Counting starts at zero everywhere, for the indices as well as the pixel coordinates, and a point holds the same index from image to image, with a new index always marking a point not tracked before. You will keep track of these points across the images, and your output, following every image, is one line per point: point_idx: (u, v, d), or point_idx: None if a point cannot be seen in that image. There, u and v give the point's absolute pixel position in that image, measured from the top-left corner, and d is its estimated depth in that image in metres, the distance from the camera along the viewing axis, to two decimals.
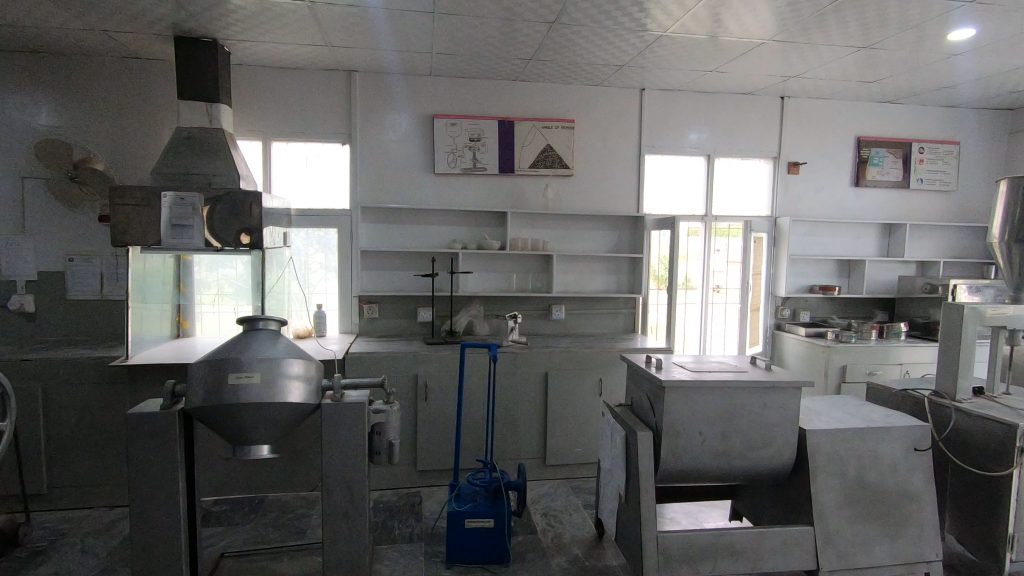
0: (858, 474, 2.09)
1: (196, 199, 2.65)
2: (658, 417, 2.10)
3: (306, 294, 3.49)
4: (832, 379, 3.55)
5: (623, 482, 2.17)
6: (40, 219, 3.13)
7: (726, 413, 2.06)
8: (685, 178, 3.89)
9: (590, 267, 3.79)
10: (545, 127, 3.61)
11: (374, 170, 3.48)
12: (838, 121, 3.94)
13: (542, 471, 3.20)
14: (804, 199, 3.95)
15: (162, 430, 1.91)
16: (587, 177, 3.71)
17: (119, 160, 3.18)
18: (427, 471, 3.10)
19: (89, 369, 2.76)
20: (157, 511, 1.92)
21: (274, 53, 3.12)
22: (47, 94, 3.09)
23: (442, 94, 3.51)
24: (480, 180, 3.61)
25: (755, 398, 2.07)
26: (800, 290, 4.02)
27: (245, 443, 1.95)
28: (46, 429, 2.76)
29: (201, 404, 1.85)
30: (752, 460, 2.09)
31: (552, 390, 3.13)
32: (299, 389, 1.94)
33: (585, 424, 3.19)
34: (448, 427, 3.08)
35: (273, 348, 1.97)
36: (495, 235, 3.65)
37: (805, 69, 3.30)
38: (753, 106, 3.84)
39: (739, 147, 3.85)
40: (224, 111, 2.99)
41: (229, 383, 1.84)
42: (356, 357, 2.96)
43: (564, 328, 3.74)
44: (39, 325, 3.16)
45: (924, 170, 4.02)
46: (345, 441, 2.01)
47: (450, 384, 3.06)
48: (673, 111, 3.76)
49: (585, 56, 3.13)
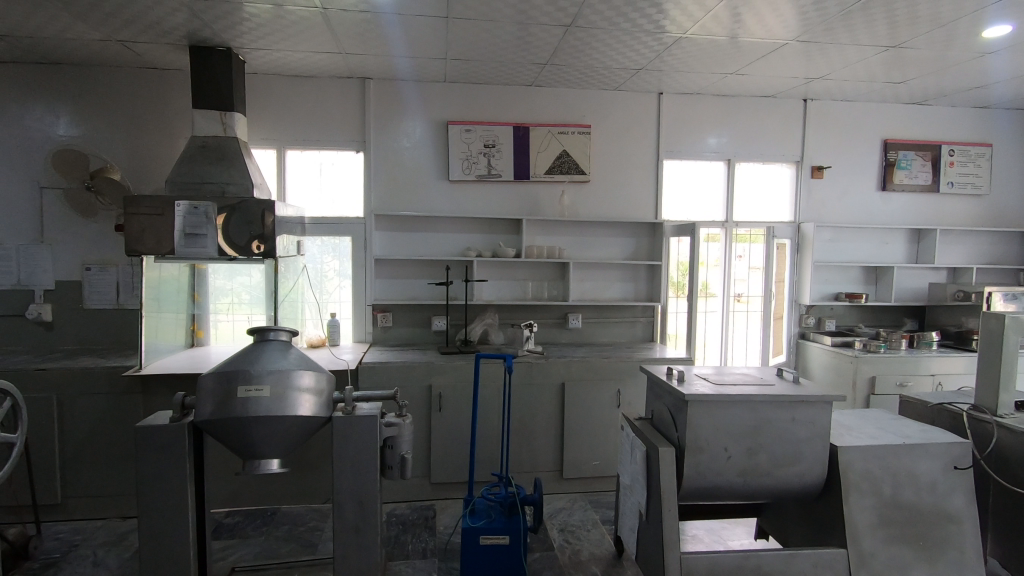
0: (893, 493, 1.98)
1: (210, 207, 2.66)
2: (680, 432, 2.01)
3: (321, 302, 3.46)
4: (860, 391, 3.41)
5: (644, 500, 2.08)
6: (59, 229, 3.15)
7: (751, 428, 1.97)
8: (704, 184, 3.81)
9: (607, 274, 3.71)
10: (561, 132, 3.55)
11: (388, 177, 3.45)
12: (864, 123, 3.82)
13: (559, 484, 3.12)
14: (829, 203, 3.83)
15: (172, 443, 1.87)
16: (604, 183, 3.64)
17: (135, 169, 3.19)
18: (442, 484, 3.03)
19: (104, 379, 2.76)
20: (167, 527, 1.88)
21: (288, 61, 3.11)
22: (66, 105, 3.12)
23: (456, 100, 3.48)
24: (495, 187, 3.55)
25: (782, 412, 1.98)
26: (825, 299, 3.88)
27: (254, 457, 1.90)
28: (61, 439, 2.75)
29: (210, 418, 1.81)
30: (780, 478, 1.99)
31: (569, 401, 3.05)
32: (310, 403, 1.89)
33: (603, 436, 3.10)
34: (462, 439, 3.01)
35: (284, 359, 1.93)
36: (510, 243, 3.59)
37: (829, 71, 3.20)
38: (775, 110, 3.75)
39: (760, 151, 3.75)
40: (238, 120, 2.97)
41: (239, 396, 1.80)
42: (369, 367, 2.91)
43: (580, 337, 3.66)
44: (57, 334, 3.17)
45: (955, 174, 3.88)
46: (356, 455, 1.95)
47: (465, 395, 3.00)
48: (691, 115, 3.68)
49: (602, 60, 3.07)
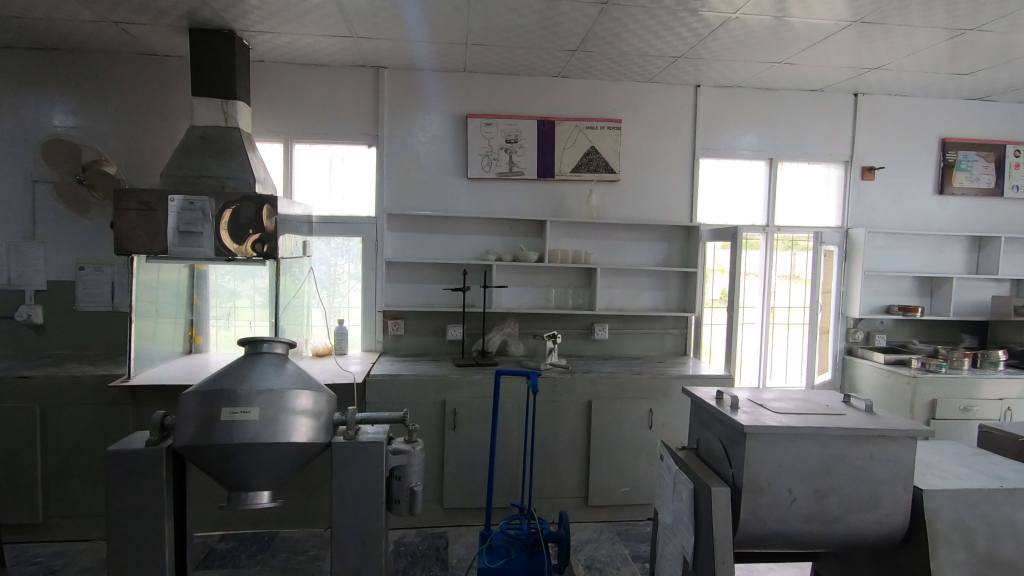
0: (989, 547, 1.66)
1: (207, 203, 2.42)
2: (736, 469, 1.71)
3: (329, 309, 3.22)
4: (919, 413, 3.07)
5: (690, 545, 1.78)
6: (52, 226, 2.95)
7: (820, 466, 1.68)
8: (743, 186, 3.51)
9: (636, 282, 3.42)
10: (589, 127, 3.29)
11: (402, 175, 3.21)
12: (921, 119, 3.50)
13: (583, 512, 2.82)
14: (881, 208, 3.50)
15: (147, 471, 1.62)
16: (635, 183, 3.36)
17: (131, 163, 2.98)
18: (455, 509, 2.76)
19: (91, 388, 2.54)
20: (138, 570, 1.62)
21: (296, 47, 2.88)
22: (62, 94, 2.92)
23: (477, 91, 3.23)
24: (516, 186, 3.29)
25: (859, 448, 1.68)
26: (874, 312, 3.55)
27: (241, 489, 1.64)
28: (44, 454, 2.54)
29: (189, 445, 1.56)
30: (853, 526, 1.69)
31: (596, 421, 2.77)
32: (306, 427, 1.64)
33: (633, 459, 2.81)
34: (478, 461, 2.74)
35: (279, 376, 1.67)
36: (532, 246, 3.32)
37: (889, 60, 2.89)
38: (822, 105, 3.44)
39: (805, 150, 3.45)
40: (241, 109, 2.74)
41: (223, 420, 1.55)
42: (378, 381, 2.67)
43: (607, 349, 3.38)
44: (47, 339, 2.97)
45: (1020, 176, 3.54)
46: (360, 489, 1.69)
47: (482, 413, 2.73)
48: (730, 111, 3.39)
49: (637, 46, 2.79)
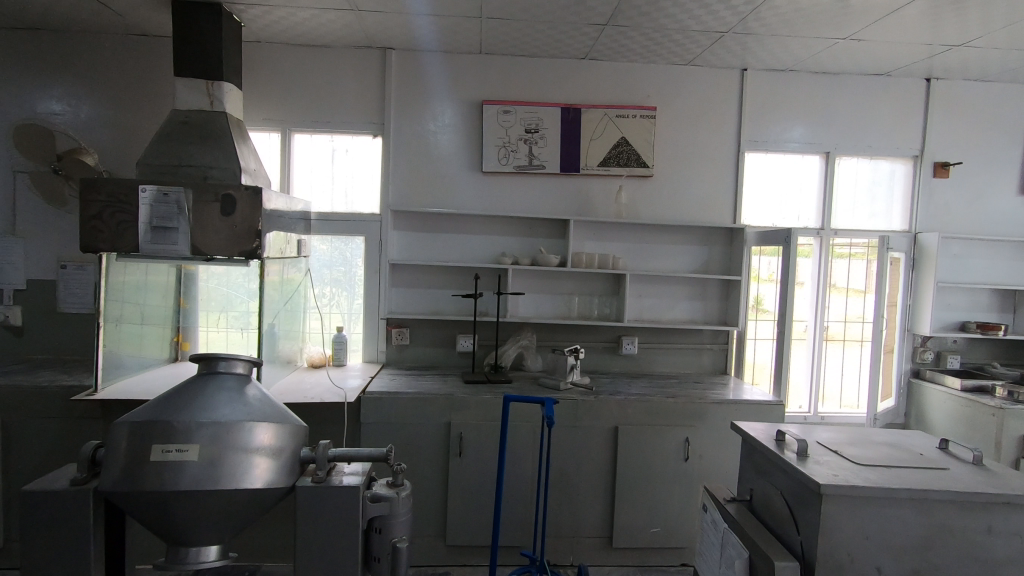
0: None
1: (183, 195, 2.12)
2: (805, 537, 1.34)
3: (328, 314, 2.94)
4: (1006, 452, 2.60)
5: None
6: (32, 220, 2.72)
7: (919, 539, 1.28)
8: (795, 182, 3.09)
9: (670, 290, 3.03)
10: (619, 116, 2.93)
11: (411, 169, 2.90)
12: (1004, 107, 3.03)
13: (607, 555, 2.45)
14: (956, 209, 3.05)
15: (67, 521, 1.31)
16: (670, 179, 2.98)
17: (115, 152, 2.74)
18: (460, 546, 2.42)
19: (58, 400, 2.29)
20: None
21: (293, 24, 2.59)
22: (47, 78, 2.70)
23: (495, 75, 2.90)
24: (536, 181, 2.95)
25: (973, 519, 1.27)
26: (948, 329, 3.09)
27: (183, 544, 1.33)
28: (6, 473, 2.30)
29: (112, 491, 1.25)
30: None
31: (623, 450, 2.39)
32: (263, 469, 1.32)
33: (665, 496, 2.43)
34: (487, 493, 2.40)
35: (232, 405, 1.36)
36: (553, 249, 2.98)
37: (979, 34, 2.46)
38: (888, 92, 3.01)
39: (868, 143, 3.02)
40: (228, 92, 2.46)
41: (154, 461, 1.25)
42: (374, 399, 2.35)
43: (635, 365, 3.01)
44: (24, 341, 2.73)
45: None
46: (328, 546, 1.36)
47: (492, 438, 2.39)
48: (781, 97, 2.99)
49: (677, 19, 2.42)
